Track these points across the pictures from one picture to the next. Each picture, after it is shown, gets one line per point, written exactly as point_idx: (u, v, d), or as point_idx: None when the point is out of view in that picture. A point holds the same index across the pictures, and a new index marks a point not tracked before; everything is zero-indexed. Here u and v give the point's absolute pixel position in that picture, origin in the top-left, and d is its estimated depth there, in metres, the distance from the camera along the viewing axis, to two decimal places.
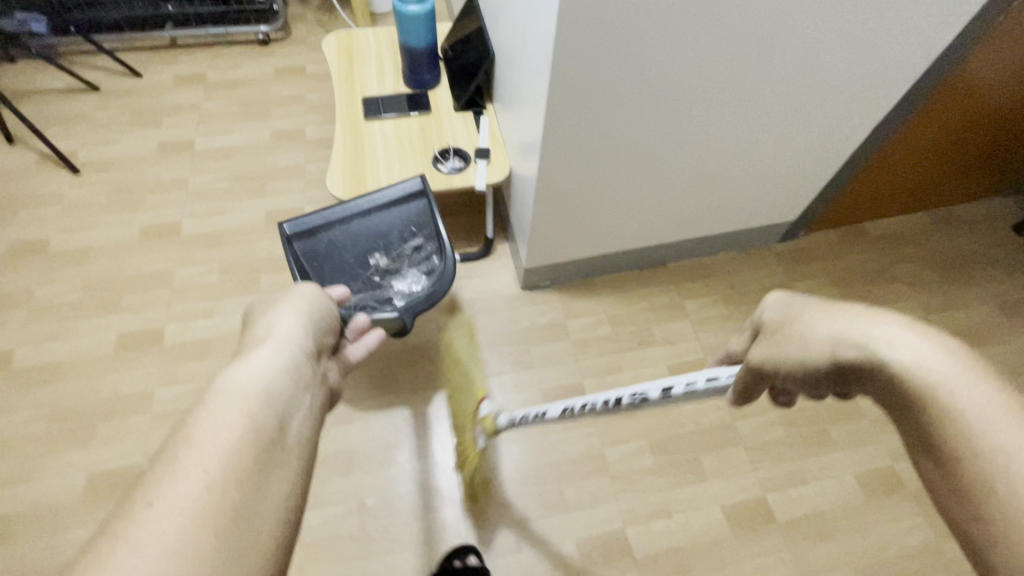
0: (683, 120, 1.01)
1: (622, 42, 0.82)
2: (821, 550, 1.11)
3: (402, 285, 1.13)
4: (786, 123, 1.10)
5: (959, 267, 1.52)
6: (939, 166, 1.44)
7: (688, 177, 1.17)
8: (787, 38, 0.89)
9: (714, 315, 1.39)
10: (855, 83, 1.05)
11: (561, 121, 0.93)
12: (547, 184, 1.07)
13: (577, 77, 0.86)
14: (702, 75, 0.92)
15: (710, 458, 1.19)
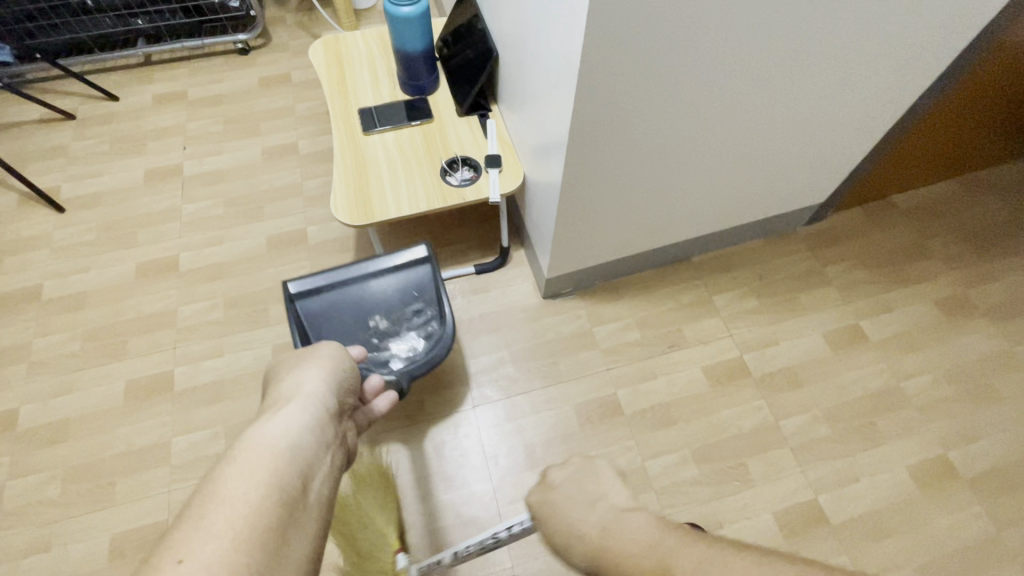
0: (717, 107, 0.92)
1: (660, 28, 0.71)
2: (882, 551, 1.06)
3: (401, 350, 1.06)
4: (822, 100, 1.01)
5: (992, 236, 1.46)
6: (969, 132, 1.37)
7: (714, 171, 1.10)
8: (828, 22, 0.82)
9: (744, 309, 1.33)
10: (892, 60, 0.98)
11: (587, 120, 0.84)
12: (569, 189, 0.98)
13: (608, 71, 0.75)
14: (741, 56, 0.82)
15: (757, 462, 1.14)
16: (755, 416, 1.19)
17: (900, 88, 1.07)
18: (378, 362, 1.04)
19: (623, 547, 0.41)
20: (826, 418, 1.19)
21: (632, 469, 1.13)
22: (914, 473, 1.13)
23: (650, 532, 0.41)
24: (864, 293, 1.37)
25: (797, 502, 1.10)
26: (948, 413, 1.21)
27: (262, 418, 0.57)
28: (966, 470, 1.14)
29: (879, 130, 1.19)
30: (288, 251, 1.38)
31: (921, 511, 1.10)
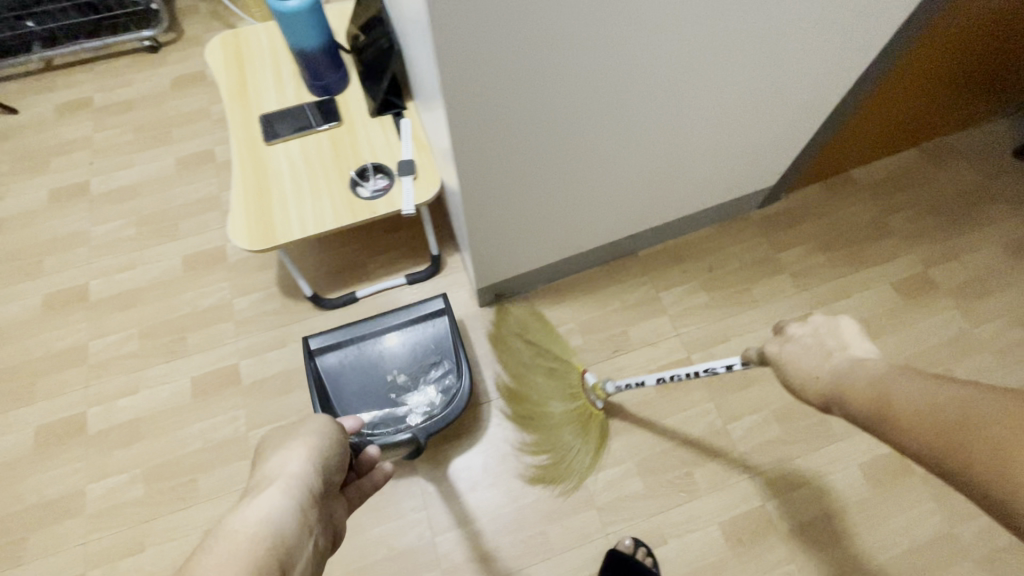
0: (630, 100, 0.82)
1: (536, 25, 0.61)
2: (829, 555, 1.03)
3: (420, 404, 1.11)
4: (748, 90, 0.92)
5: (957, 207, 1.37)
6: (933, 97, 1.26)
7: (639, 171, 1.02)
8: (734, 10, 0.73)
9: (693, 305, 1.26)
10: (827, 38, 0.88)
11: (477, 132, 0.74)
12: (475, 199, 0.89)
13: (484, 77, 0.65)
14: (644, 44, 0.72)
15: (703, 471, 1.09)
16: (704, 420, 1.14)
17: (847, 62, 0.97)
18: (397, 417, 1.09)
19: (852, 384, 0.46)
20: (779, 418, 1.14)
21: (573, 486, 1.09)
22: (866, 471, 1.09)
23: (874, 371, 0.45)
24: (822, 278, 1.29)
25: (743, 511, 1.06)
26: None
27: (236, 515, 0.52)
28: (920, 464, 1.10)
29: (826, 108, 1.09)
30: (205, 271, 1.29)
31: (871, 510, 1.06)
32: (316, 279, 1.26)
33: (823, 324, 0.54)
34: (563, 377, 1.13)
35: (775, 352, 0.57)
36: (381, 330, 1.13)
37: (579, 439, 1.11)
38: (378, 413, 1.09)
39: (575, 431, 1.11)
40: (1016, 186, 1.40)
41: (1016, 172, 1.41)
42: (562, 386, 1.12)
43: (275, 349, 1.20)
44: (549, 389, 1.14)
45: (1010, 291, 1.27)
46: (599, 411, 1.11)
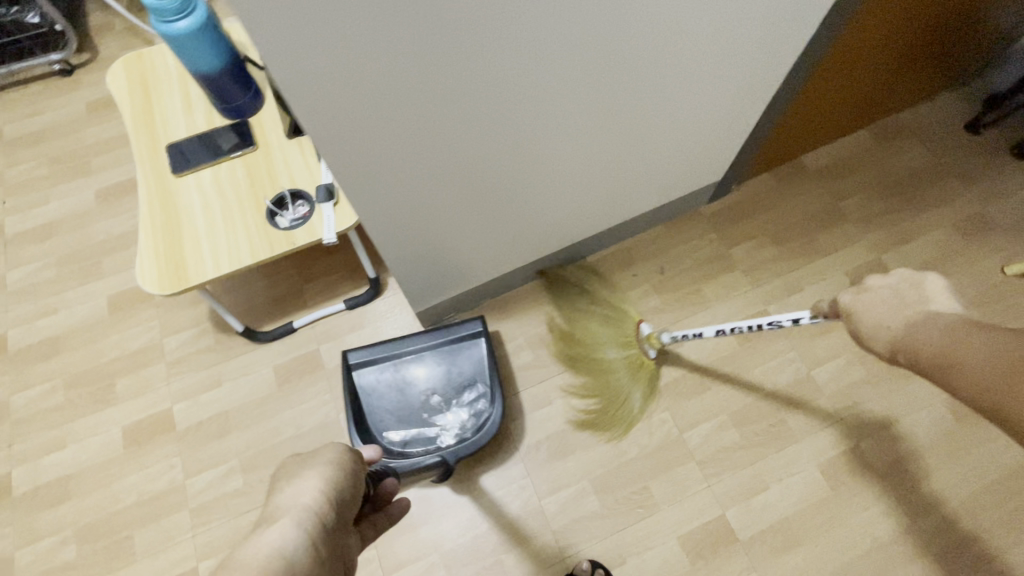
0: (537, 120, 0.76)
1: (397, 50, 0.56)
2: (791, 561, 1.01)
3: (453, 426, 1.07)
4: (670, 102, 0.88)
5: (910, 188, 1.34)
6: (880, 76, 1.21)
7: (567, 189, 0.98)
8: (631, 27, 0.69)
9: (645, 309, 1.22)
10: (751, 44, 0.83)
11: (365, 164, 0.69)
12: (385, 234, 0.84)
13: (352, 107, 0.60)
14: (537, 63, 0.66)
15: (660, 483, 1.06)
16: (659, 431, 1.10)
17: (780, 61, 0.92)
18: (428, 438, 1.07)
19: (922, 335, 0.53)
20: (735, 423, 1.11)
21: (528, 510, 1.06)
22: (825, 471, 1.07)
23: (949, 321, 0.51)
24: (775, 272, 1.25)
25: (701, 522, 1.04)
26: (862, 398, 1.12)
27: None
28: (879, 459, 1.07)
29: (767, 102, 1.03)
30: (133, 311, 1.22)
31: (831, 511, 1.04)
32: (250, 311, 1.20)
33: (907, 278, 0.57)
34: (619, 325, 1.16)
35: (848, 299, 0.61)
36: (417, 346, 1.10)
37: (628, 383, 1.12)
38: (410, 431, 1.06)
39: (626, 377, 1.13)
40: (969, 161, 1.36)
41: (968, 147, 1.38)
42: (617, 333, 1.15)
43: (209, 389, 1.14)
44: (604, 335, 1.16)
45: (966, 271, 1.24)
46: (650, 361, 1.13)
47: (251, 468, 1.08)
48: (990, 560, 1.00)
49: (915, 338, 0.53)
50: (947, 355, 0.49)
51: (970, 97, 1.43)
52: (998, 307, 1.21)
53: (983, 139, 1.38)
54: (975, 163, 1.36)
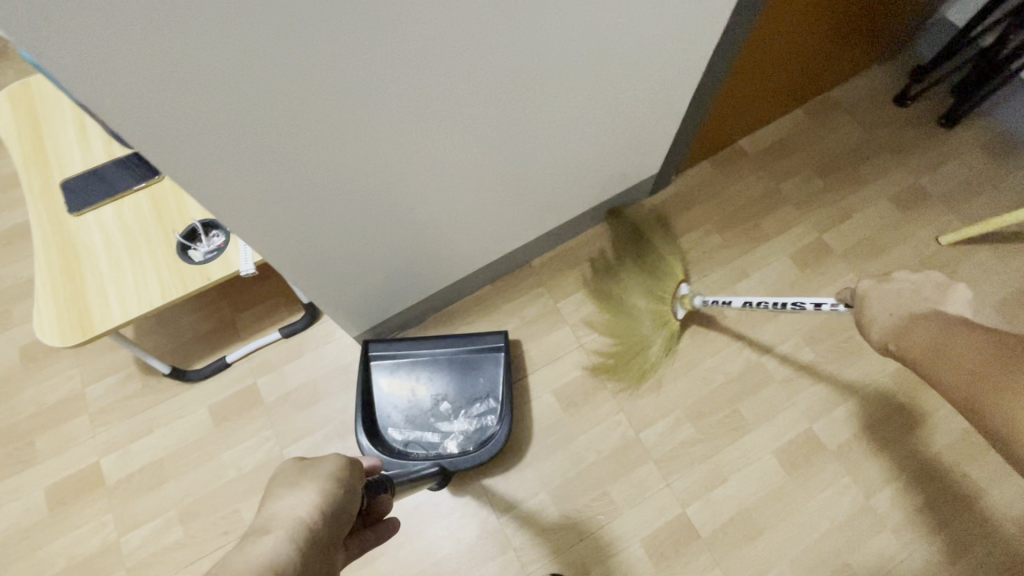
0: (441, 132, 0.72)
1: (259, 82, 0.50)
2: (754, 552, 1.00)
3: (460, 432, 1.06)
4: (585, 106, 0.86)
5: (846, 164, 1.34)
6: (807, 56, 1.21)
7: (490, 198, 0.95)
8: (526, 41, 0.66)
9: (594, 309, 1.20)
10: (660, 42, 0.81)
11: (252, 198, 0.63)
12: (297, 265, 0.80)
13: (221, 146, 0.54)
14: (427, 76, 0.61)
15: (619, 487, 1.05)
16: (615, 434, 1.09)
17: (697, 53, 0.90)
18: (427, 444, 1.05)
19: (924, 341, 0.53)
20: (690, 417, 1.09)
21: (487, 529, 1.03)
22: (781, 457, 1.06)
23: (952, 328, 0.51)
24: (720, 260, 1.24)
25: (663, 523, 1.02)
26: (812, 380, 1.12)
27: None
28: (832, 440, 1.07)
29: (692, 92, 1.01)
30: (49, 360, 1.13)
31: (791, 496, 1.03)
32: (180, 350, 1.13)
33: (931, 279, 0.56)
34: (662, 279, 1.16)
35: (869, 287, 0.60)
36: (435, 348, 1.10)
37: (651, 330, 1.13)
38: (416, 432, 1.05)
39: (650, 326, 1.14)
40: (900, 133, 1.38)
41: (898, 120, 1.39)
42: (655, 285, 1.16)
43: (140, 437, 1.07)
44: (640, 286, 1.17)
45: (904, 243, 1.26)
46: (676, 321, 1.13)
47: (191, 517, 1.02)
48: (946, 529, 1.01)
49: (909, 336, 0.54)
50: (933, 345, 0.51)
51: (898, 70, 1.44)
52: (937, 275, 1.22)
53: (912, 111, 1.40)
54: (906, 136, 1.37)
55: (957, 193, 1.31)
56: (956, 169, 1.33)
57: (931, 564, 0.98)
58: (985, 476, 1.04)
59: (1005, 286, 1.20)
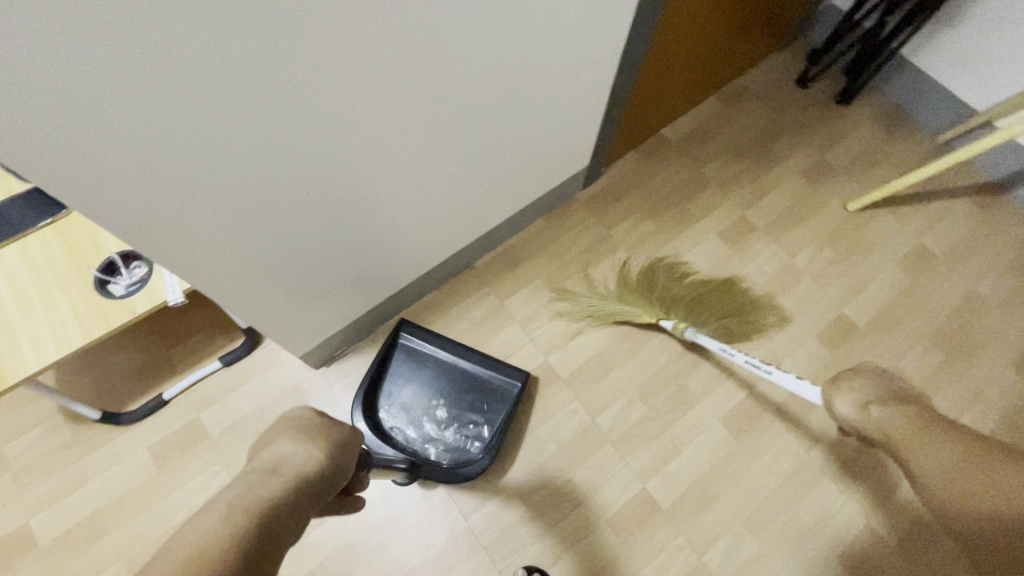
0: (369, 139, 0.71)
1: (167, 101, 0.48)
2: (712, 516, 1.05)
3: (444, 442, 1.08)
4: (509, 111, 0.89)
5: (760, 145, 1.44)
6: (714, 46, 1.28)
7: (426, 206, 0.96)
8: (445, 57, 0.68)
9: (540, 304, 1.22)
10: (572, 46, 0.86)
11: (174, 223, 0.60)
12: (236, 293, 0.79)
13: (131, 171, 0.51)
14: (353, 88, 0.62)
15: (580, 472, 1.07)
16: (572, 421, 1.11)
17: (607, 51, 0.94)
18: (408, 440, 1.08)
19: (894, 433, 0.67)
20: (641, 397, 1.14)
21: (456, 533, 1.03)
22: (728, 424, 1.12)
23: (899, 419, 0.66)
24: (655, 245, 1.30)
25: (625, 501, 1.06)
26: (748, 348, 1.20)
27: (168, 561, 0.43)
28: (772, 401, 1.14)
29: (609, 84, 1.05)
30: None
31: (739, 460, 1.09)
32: (110, 392, 1.07)
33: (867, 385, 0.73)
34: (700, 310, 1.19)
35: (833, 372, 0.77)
36: (459, 360, 1.13)
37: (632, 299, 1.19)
38: (410, 421, 1.09)
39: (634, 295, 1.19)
40: (805, 113, 1.49)
41: (801, 100, 1.50)
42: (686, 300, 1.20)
43: (73, 491, 0.99)
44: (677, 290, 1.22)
45: (817, 213, 1.36)
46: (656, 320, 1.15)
47: (139, 566, 0.96)
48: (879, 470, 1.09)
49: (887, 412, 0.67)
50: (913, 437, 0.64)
51: (797, 54, 1.56)
52: (848, 239, 1.33)
53: (812, 91, 1.52)
54: (809, 114, 1.48)
55: (858, 164, 1.43)
56: (855, 142, 1.45)
57: (869, 504, 1.07)
58: None
59: (906, 244, 1.32)
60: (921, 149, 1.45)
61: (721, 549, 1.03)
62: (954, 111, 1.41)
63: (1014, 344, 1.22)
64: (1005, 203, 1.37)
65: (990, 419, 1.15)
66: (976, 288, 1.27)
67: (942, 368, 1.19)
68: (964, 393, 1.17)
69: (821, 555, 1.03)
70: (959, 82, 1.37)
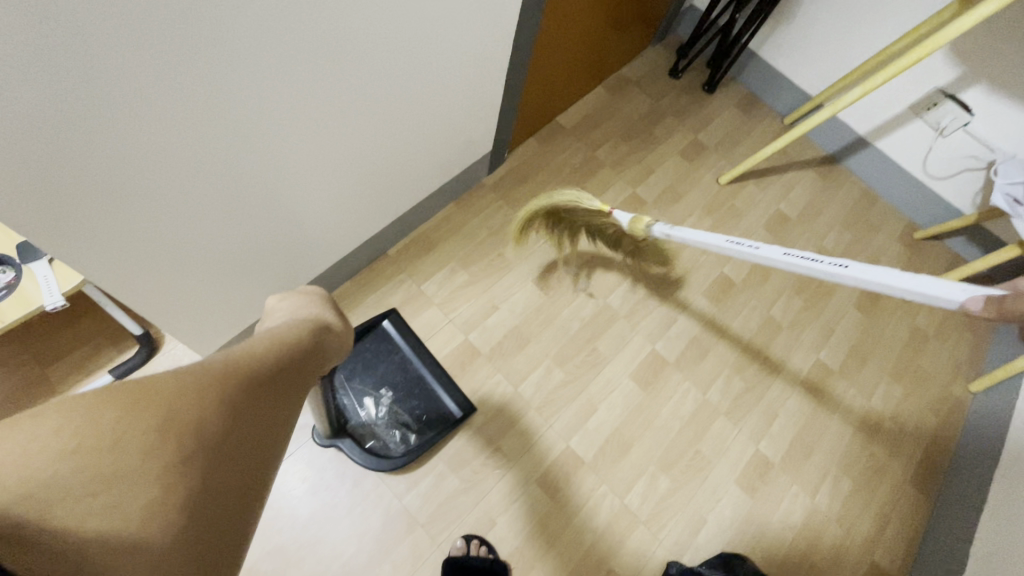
0: (275, 108, 0.70)
1: (56, 42, 0.44)
2: (629, 461, 1.15)
3: (375, 434, 1.09)
4: (419, 97, 0.94)
5: (643, 129, 1.59)
6: (599, 39, 1.40)
7: (341, 194, 0.98)
8: (353, 44, 0.72)
9: (458, 286, 1.26)
10: (473, 35, 0.92)
11: (86, 205, 0.59)
12: (149, 285, 0.76)
13: (22, 127, 0.47)
14: (266, 66, 0.64)
15: (509, 439, 1.13)
16: (496, 392, 1.17)
17: (501, 37, 0.99)
18: (343, 408, 1.10)
19: None
20: (558, 362, 1.22)
21: (392, 515, 1.03)
22: (636, 378, 1.24)
23: None
24: None
25: (552, 460, 1.13)
26: (647, 310, 1.32)
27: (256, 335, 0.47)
28: (671, 354, 1.28)
29: (505, 71, 1.10)
30: None
31: (648, 409, 1.21)
32: None
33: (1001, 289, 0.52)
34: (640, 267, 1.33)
35: None
36: (423, 367, 1.15)
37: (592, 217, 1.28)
38: (361, 403, 1.11)
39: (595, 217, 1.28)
40: (679, 100, 1.66)
41: (675, 89, 1.68)
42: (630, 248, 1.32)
43: None
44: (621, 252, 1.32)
45: (696, 187, 1.53)
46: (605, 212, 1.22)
47: None
48: (763, 402, 1.27)
49: None
50: None
51: (669, 49, 1.74)
52: (722, 208, 1.51)
53: (683, 81, 1.70)
54: (682, 101, 1.66)
55: (725, 143, 1.63)
56: (722, 124, 1.66)
57: (756, 431, 1.23)
58: (779, 355, 1.33)
59: (769, 210, 1.54)
60: (773, 129, 1.68)
61: (640, 490, 1.13)
62: (796, 96, 1.65)
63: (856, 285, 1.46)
64: (839, 172, 1.64)
65: (843, 348, 1.37)
66: (823, 243, 1.51)
67: (804, 310, 1.40)
68: (823, 329, 1.38)
69: (722, 480, 1.17)
70: (797, 72, 1.62)
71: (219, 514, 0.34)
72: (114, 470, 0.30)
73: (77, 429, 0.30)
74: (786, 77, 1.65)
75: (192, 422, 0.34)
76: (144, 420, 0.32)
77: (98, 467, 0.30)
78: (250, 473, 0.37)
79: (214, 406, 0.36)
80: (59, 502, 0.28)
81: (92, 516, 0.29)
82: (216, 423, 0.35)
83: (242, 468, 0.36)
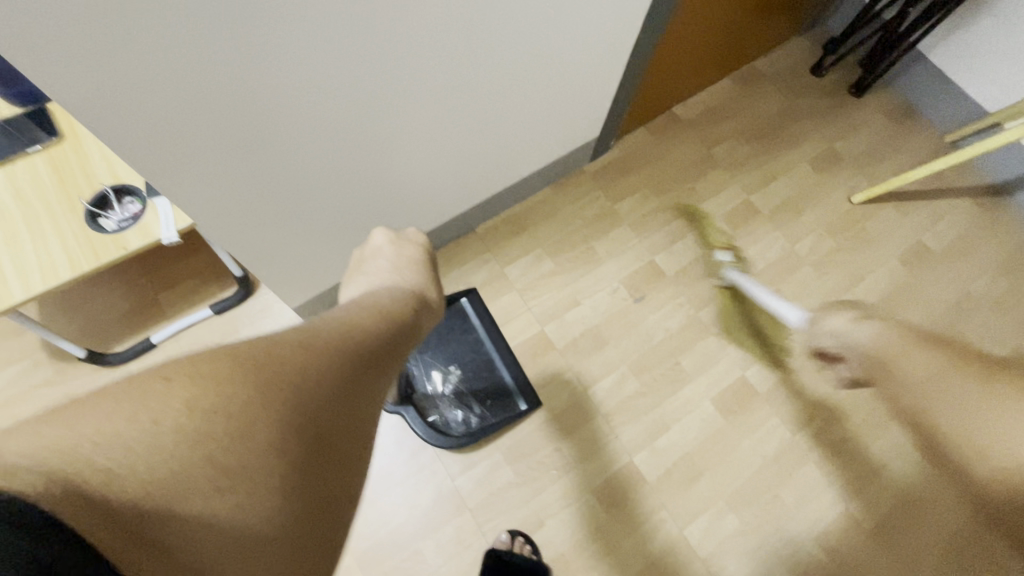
0: (393, 88, 0.71)
1: (203, 34, 0.48)
2: (695, 492, 1.06)
3: (438, 408, 1.09)
4: (534, 86, 0.91)
5: (770, 130, 1.42)
6: (737, 25, 1.25)
7: (442, 172, 0.98)
8: (478, 29, 0.71)
9: (541, 274, 1.21)
10: (603, 20, 0.86)
11: (212, 157, 0.62)
12: (257, 236, 0.80)
13: (165, 79, 0.50)
14: (390, 44, 0.64)
15: (571, 442, 1.08)
16: (565, 391, 1.12)
17: (634, 13, 0.89)
18: (412, 378, 1.10)
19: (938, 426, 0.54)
20: (634, 372, 1.14)
21: (443, 493, 1.03)
22: (718, 404, 1.13)
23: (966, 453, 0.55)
24: (659, 222, 1.28)
25: (613, 472, 1.07)
26: (742, 331, 1.20)
27: (347, 312, 0.51)
28: (763, 385, 1.15)
29: (629, 53, 1.01)
30: None
31: (726, 439, 1.11)
32: (97, 331, 1.04)
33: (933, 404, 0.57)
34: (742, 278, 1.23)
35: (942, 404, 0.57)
36: (495, 350, 1.13)
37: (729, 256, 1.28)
38: (428, 375, 1.11)
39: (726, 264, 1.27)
40: (818, 102, 1.47)
41: (815, 89, 1.48)
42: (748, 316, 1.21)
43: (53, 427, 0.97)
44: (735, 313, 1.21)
45: (822, 202, 1.35)
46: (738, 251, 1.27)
47: None
48: (863, 457, 1.11)
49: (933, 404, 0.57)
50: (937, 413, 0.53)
51: (816, 42, 1.53)
52: (851, 230, 1.33)
53: (826, 80, 1.50)
54: (821, 103, 1.47)
55: (866, 156, 1.42)
56: (866, 135, 1.44)
57: (849, 488, 1.09)
58: None
59: (907, 239, 1.33)
60: (930, 147, 1.44)
61: (703, 523, 1.04)
62: (968, 109, 1.40)
63: (1003, 344, 1.23)
64: (1006, 206, 1.38)
65: None
66: (971, 288, 1.28)
67: None
68: None
69: (800, 534, 1.05)
70: (977, 78, 1.37)
71: (309, 519, 0.36)
72: (238, 466, 0.33)
73: (207, 409, 0.33)
74: (959, 84, 1.40)
75: (294, 426, 0.37)
76: (263, 412, 0.35)
77: (224, 460, 0.33)
78: (340, 473, 0.39)
79: (312, 400, 0.39)
80: (185, 496, 0.31)
81: (216, 509, 0.32)
82: (316, 421, 0.38)
83: (332, 472, 0.39)
